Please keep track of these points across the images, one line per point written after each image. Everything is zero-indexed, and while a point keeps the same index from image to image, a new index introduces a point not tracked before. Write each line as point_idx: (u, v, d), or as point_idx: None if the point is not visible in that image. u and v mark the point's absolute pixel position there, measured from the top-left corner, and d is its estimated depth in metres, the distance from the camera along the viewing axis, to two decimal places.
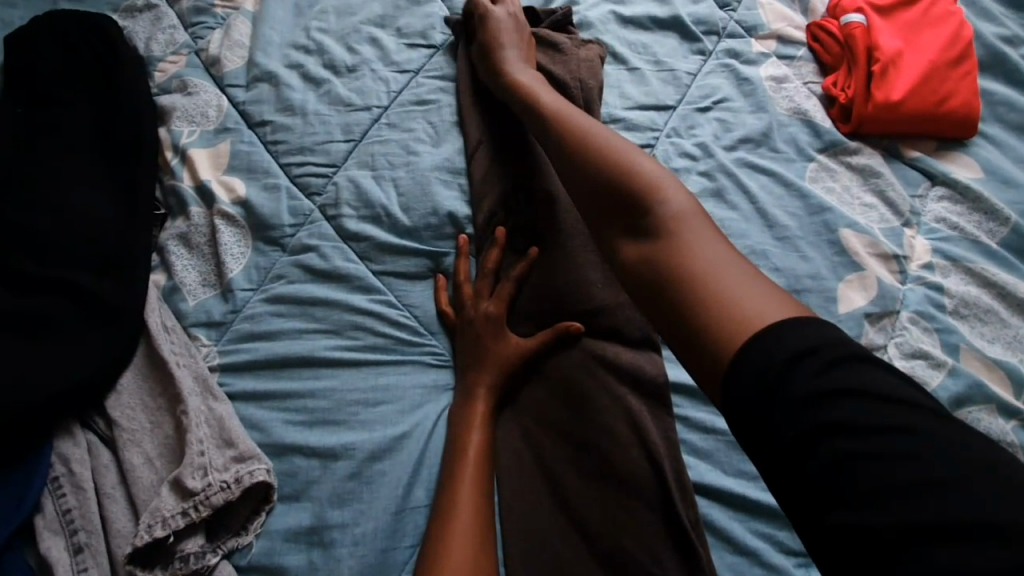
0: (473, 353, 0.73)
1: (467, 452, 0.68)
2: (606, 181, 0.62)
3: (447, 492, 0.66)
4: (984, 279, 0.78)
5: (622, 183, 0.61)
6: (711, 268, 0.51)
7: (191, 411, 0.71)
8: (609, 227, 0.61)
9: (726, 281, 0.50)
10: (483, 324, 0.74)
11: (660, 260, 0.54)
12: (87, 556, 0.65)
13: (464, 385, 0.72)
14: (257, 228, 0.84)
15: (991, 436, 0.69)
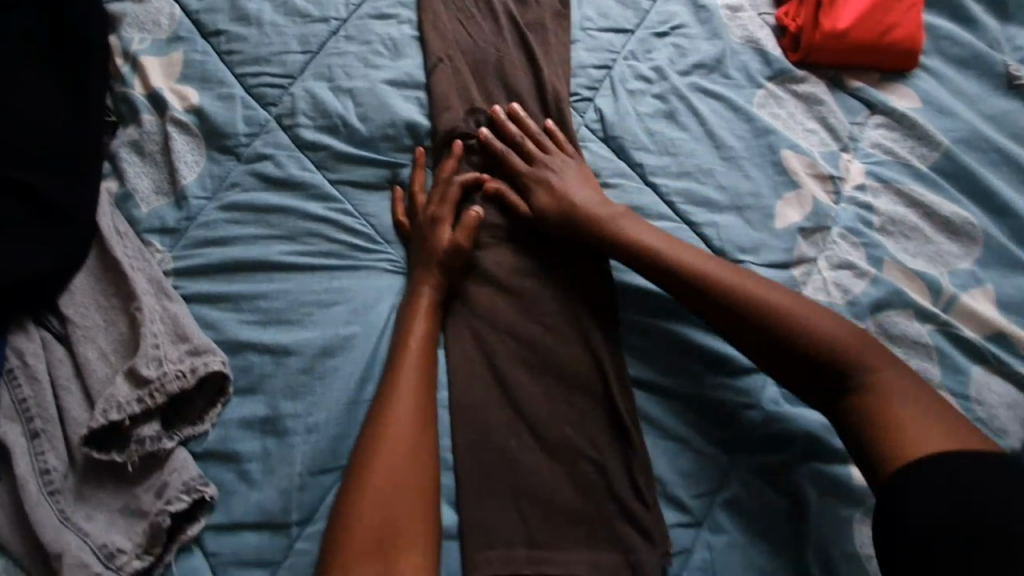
0: (422, 257, 0.76)
1: (410, 342, 0.71)
2: (782, 322, 0.68)
3: (390, 377, 0.69)
4: (912, 200, 0.83)
5: (800, 328, 0.67)
6: (890, 399, 0.63)
7: (146, 308, 0.72)
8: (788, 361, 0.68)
9: (907, 414, 0.61)
10: (432, 225, 0.77)
11: (862, 399, 0.64)
12: (43, 441, 0.66)
13: (411, 284, 0.76)
14: (212, 138, 0.83)
15: (908, 337, 0.75)
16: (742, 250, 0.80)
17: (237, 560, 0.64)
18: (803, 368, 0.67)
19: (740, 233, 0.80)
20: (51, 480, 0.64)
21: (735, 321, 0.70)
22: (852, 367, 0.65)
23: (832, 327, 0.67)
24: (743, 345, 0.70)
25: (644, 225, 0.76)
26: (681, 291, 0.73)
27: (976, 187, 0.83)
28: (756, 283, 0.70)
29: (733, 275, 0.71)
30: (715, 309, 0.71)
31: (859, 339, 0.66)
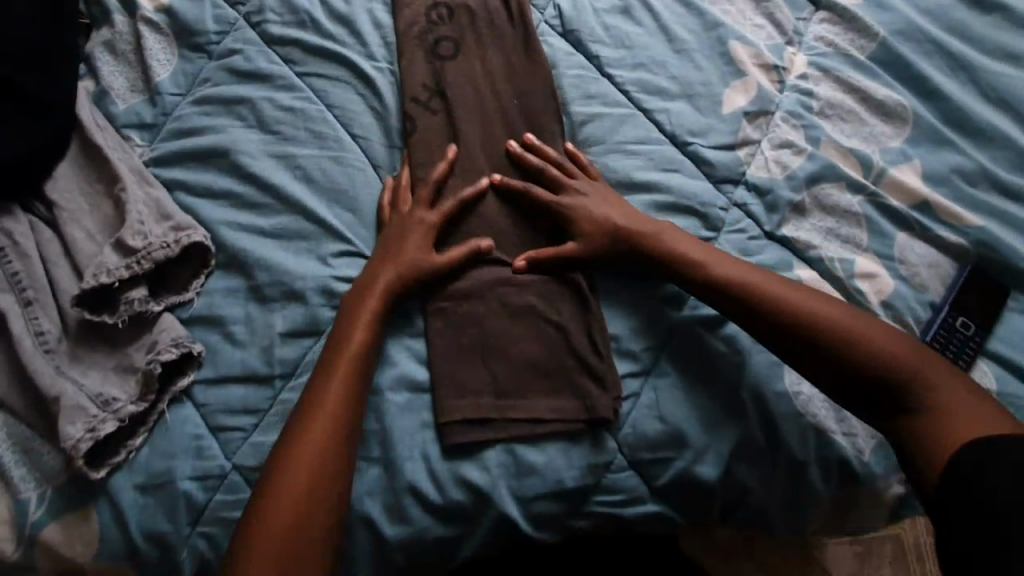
0: (392, 238, 0.74)
1: (359, 317, 0.70)
2: (835, 335, 0.68)
3: (345, 318, 0.71)
4: (850, 87, 0.88)
5: (854, 344, 0.67)
6: (954, 412, 0.62)
7: (129, 190, 0.76)
8: (845, 381, 0.67)
9: (955, 416, 0.62)
10: (409, 225, 0.75)
11: (920, 409, 0.64)
12: (37, 308, 0.71)
13: (370, 270, 0.73)
14: (182, 36, 0.86)
15: (840, 207, 0.82)
16: (691, 134, 0.84)
17: (225, 409, 0.70)
18: (860, 390, 0.67)
19: (690, 119, 0.85)
20: (46, 338, 0.69)
21: (793, 346, 0.69)
22: (912, 384, 0.65)
23: (889, 344, 0.67)
24: (799, 367, 0.69)
25: (689, 243, 0.75)
26: (727, 313, 0.72)
27: (908, 73, 0.89)
28: (812, 304, 0.70)
29: (787, 295, 0.70)
30: (773, 336, 0.70)
31: (919, 357, 0.66)
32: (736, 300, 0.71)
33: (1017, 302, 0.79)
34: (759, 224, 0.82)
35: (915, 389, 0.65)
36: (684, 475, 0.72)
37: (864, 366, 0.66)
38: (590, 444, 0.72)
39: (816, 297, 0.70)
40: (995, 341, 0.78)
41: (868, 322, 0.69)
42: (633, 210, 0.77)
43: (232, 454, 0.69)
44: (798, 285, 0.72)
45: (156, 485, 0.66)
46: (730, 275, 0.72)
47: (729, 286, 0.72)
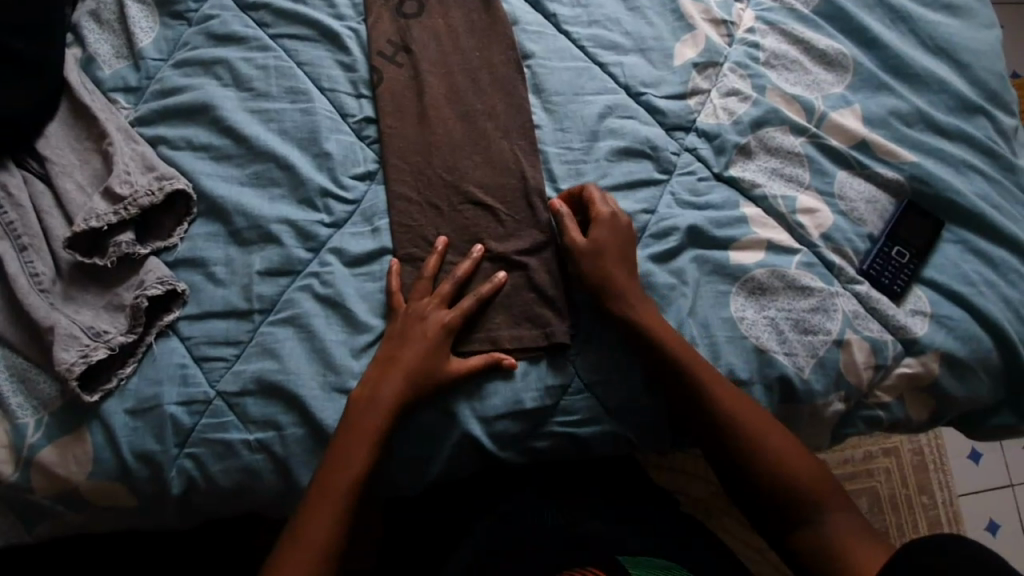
0: (413, 324, 0.75)
1: (387, 391, 0.72)
2: (760, 451, 0.73)
3: (371, 389, 0.72)
4: (795, 38, 0.93)
5: (773, 460, 0.73)
6: (842, 536, 0.69)
7: (116, 144, 0.81)
8: (760, 496, 0.73)
9: (840, 534, 0.70)
10: (432, 327, 0.75)
11: (817, 528, 0.71)
12: (32, 253, 0.76)
13: (378, 369, 0.74)
14: (163, 4, 0.91)
15: (784, 149, 0.87)
16: (643, 84, 0.89)
17: (208, 341, 0.75)
18: (768, 504, 0.73)
19: (643, 71, 0.90)
20: (40, 279, 0.75)
21: (720, 450, 0.75)
22: (808, 502, 0.72)
23: (798, 461, 0.73)
24: (724, 470, 0.75)
25: (672, 342, 0.75)
26: (677, 407, 0.76)
27: (850, 24, 0.94)
28: (749, 417, 0.74)
29: (728, 406, 0.74)
30: (705, 440, 0.75)
31: (819, 481, 0.73)
32: (689, 402, 0.75)
33: (951, 233, 0.85)
34: (709, 167, 0.87)
35: (813, 509, 0.71)
36: (634, 395, 0.78)
37: (778, 481, 0.72)
38: (546, 366, 0.78)
39: (754, 412, 0.74)
40: (930, 269, 0.83)
41: (790, 439, 0.74)
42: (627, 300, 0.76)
43: (216, 382, 0.74)
44: (744, 398, 0.75)
45: (146, 409, 0.72)
46: (696, 383, 0.74)
47: (689, 395, 0.74)
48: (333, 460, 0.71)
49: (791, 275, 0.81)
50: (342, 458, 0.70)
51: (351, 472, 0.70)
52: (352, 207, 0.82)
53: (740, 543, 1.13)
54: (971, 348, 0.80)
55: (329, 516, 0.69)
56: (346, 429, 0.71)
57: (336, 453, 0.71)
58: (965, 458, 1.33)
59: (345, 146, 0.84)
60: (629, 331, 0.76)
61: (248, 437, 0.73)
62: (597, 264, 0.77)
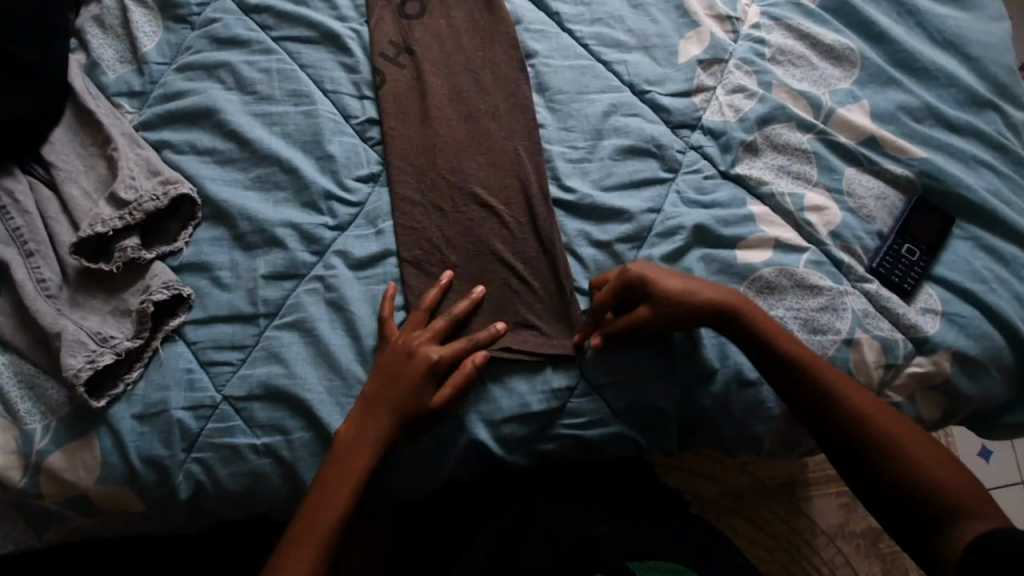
0: (399, 359, 0.73)
1: (378, 422, 0.72)
2: (875, 428, 0.72)
3: (365, 406, 0.72)
4: (801, 34, 0.92)
5: (886, 437, 0.72)
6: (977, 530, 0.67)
7: (120, 149, 0.81)
8: (878, 473, 0.72)
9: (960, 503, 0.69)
10: (415, 367, 0.73)
11: (942, 500, 0.69)
12: (39, 260, 0.76)
13: (367, 403, 0.72)
14: (165, 8, 0.91)
15: (791, 146, 0.86)
16: (648, 82, 0.89)
17: (215, 345, 0.75)
18: (884, 482, 0.72)
19: (647, 68, 0.89)
20: (47, 285, 0.75)
21: (843, 446, 0.73)
22: (929, 480, 0.70)
23: (925, 456, 0.72)
24: (837, 451, 0.74)
25: (790, 344, 0.75)
26: (787, 392, 0.74)
27: (857, 18, 0.93)
28: (877, 413, 0.73)
29: (839, 388, 0.73)
30: (831, 436, 0.74)
31: (953, 475, 0.71)
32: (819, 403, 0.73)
33: (961, 229, 0.83)
34: (715, 165, 0.86)
35: (935, 484, 0.70)
36: (639, 400, 0.77)
37: (893, 457, 0.71)
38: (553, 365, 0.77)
39: (861, 393, 0.74)
40: (941, 266, 0.82)
41: (917, 432, 0.73)
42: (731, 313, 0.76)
43: (222, 387, 0.74)
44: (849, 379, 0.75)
45: (154, 414, 0.72)
46: (817, 380, 0.73)
47: (808, 389, 0.73)
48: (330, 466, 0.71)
49: (800, 274, 0.80)
50: (342, 463, 0.71)
51: (347, 475, 0.71)
52: (356, 209, 0.82)
53: (749, 544, 1.11)
54: (983, 346, 0.79)
55: (327, 521, 0.70)
56: (343, 436, 0.72)
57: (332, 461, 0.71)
58: (977, 456, 1.32)
59: (348, 147, 0.84)
60: (728, 330, 0.75)
61: (255, 442, 0.73)
62: (687, 282, 0.77)
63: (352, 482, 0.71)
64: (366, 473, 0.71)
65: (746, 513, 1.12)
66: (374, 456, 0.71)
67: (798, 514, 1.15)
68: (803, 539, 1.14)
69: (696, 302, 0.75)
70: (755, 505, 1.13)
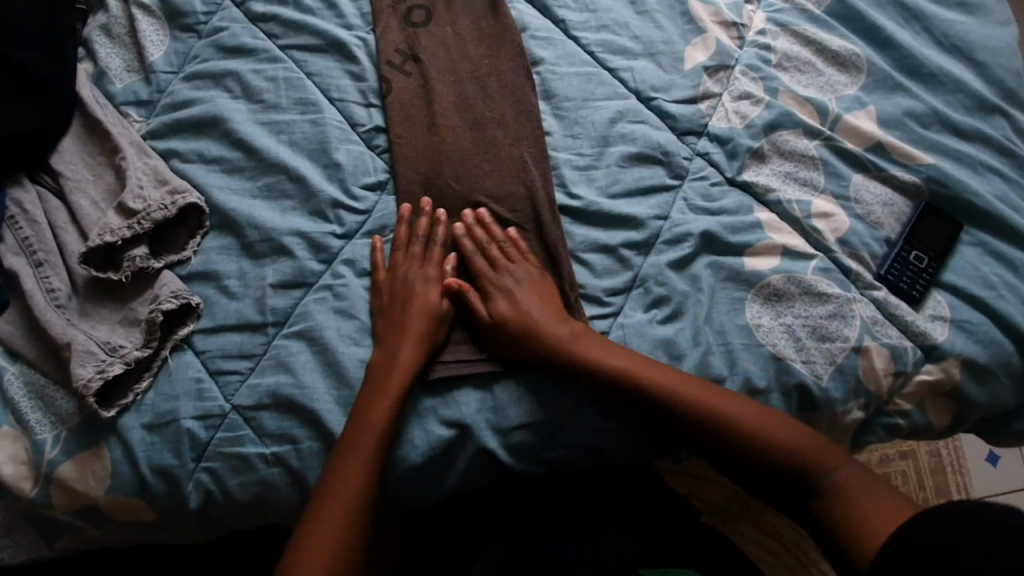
0: (400, 320, 0.75)
1: (380, 404, 0.71)
2: (743, 438, 0.72)
3: (365, 401, 0.72)
4: (807, 40, 0.92)
5: (758, 444, 0.72)
6: (854, 495, 0.69)
7: (129, 158, 0.82)
8: (770, 481, 0.72)
9: (854, 497, 0.68)
10: (417, 282, 0.77)
11: (836, 496, 0.69)
12: (48, 269, 0.77)
13: (371, 387, 0.72)
14: (173, 17, 0.91)
15: (798, 153, 0.86)
16: (655, 89, 0.89)
17: (223, 354, 0.76)
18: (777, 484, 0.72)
19: (653, 75, 0.89)
20: (57, 295, 0.75)
21: (729, 459, 0.73)
22: (814, 475, 0.70)
23: (790, 433, 0.72)
24: (724, 462, 0.74)
25: (605, 356, 0.75)
26: (649, 409, 0.74)
27: (863, 24, 0.93)
28: (745, 420, 0.72)
29: (693, 404, 0.73)
30: (709, 450, 0.74)
31: (833, 462, 0.71)
32: (647, 404, 0.74)
33: (969, 235, 0.83)
34: (721, 172, 0.86)
35: (816, 477, 0.70)
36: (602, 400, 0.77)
37: (774, 463, 0.71)
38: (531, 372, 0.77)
39: (722, 400, 0.73)
40: (949, 272, 0.82)
41: (787, 427, 0.72)
42: (565, 322, 0.77)
43: (231, 396, 0.74)
44: (706, 389, 0.74)
45: (163, 424, 0.73)
46: (664, 394, 0.73)
47: (661, 406, 0.73)
48: (335, 468, 0.70)
49: (807, 281, 0.80)
50: (345, 468, 0.70)
51: (354, 481, 0.69)
52: (363, 217, 0.82)
53: (757, 548, 1.11)
54: (991, 353, 0.79)
55: (338, 533, 0.68)
56: (347, 440, 0.70)
57: (335, 464, 0.70)
58: (984, 460, 1.31)
59: (355, 155, 0.84)
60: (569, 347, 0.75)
61: (264, 451, 0.73)
62: (511, 279, 0.79)
63: (359, 488, 0.69)
64: (373, 476, 0.70)
65: (754, 518, 1.12)
66: (378, 460, 0.70)
67: None
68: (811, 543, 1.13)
69: (539, 316, 0.77)
70: (763, 511, 1.13)
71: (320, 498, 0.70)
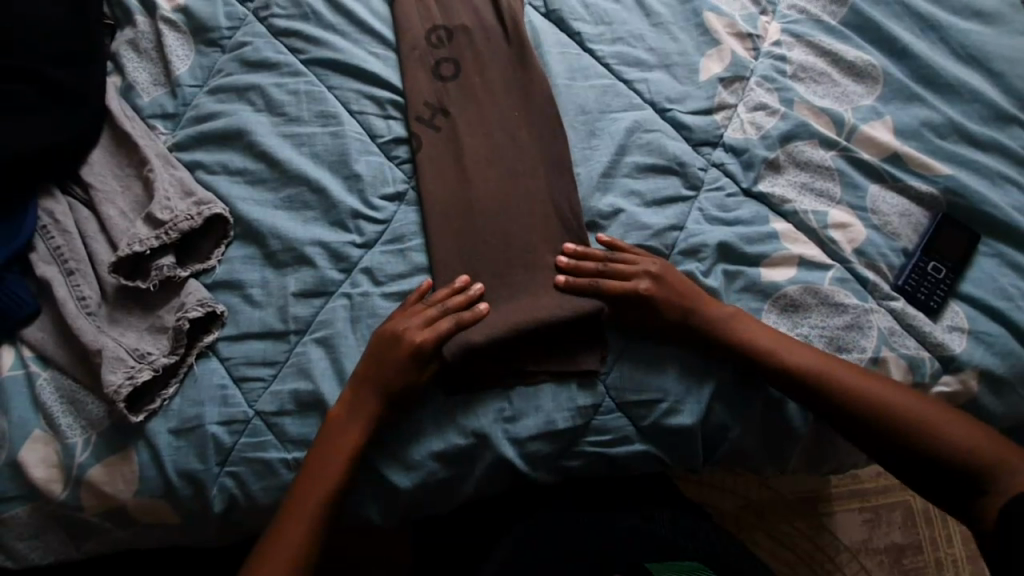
0: (383, 368, 0.74)
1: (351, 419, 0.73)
2: (916, 429, 0.73)
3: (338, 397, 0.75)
4: (822, 50, 0.92)
5: (930, 438, 0.73)
6: (1017, 485, 0.71)
7: (156, 170, 0.84)
8: (934, 473, 0.74)
9: (1011, 487, 0.71)
10: (402, 350, 0.74)
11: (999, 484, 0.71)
12: (79, 278, 0.79)
13: (342, 406, 0.74)
14: (197, 32, 0.94)
15: (814, 163, 0.86)
16: (669, 101, 0.89)
17: (247, 361, 0.77)
18: (941, 474, 0.74)
19: (668, 87, 0.90)
20: (87, 303, 0.78)
21: (898, 451, 0.74)
22: (979, 468, 0.72)
23: (962, 430, 0.73)
24: (891, 454, 0.75)
25: (784, 350, 0.76)
26: (830, 404, 0.74)
27: (878, 35, 0.93)
28: (919, 413, 0.73)
29: (876, 402, 0.73)
30: (879, 442, 0.74)
31: (997, 452, 0.73)
32: (819, 399, 0.74)
33: (986, 246, 0.83)
34: (738, 182, 0.86)
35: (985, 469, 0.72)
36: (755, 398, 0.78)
37: (942, 456, 0.73)
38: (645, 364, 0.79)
39: (900, 395, 0.74)
40: (966, 283, 0.81)
41: (958, 421, 0.74)
42: (731, 312, 0.78)
43: (254, 402, 0.76)
44: (886, 384, 0.75)
45: (189, 429, 0.74)
46: (841, 390, 0.74)
47: (842, 403, 0.74)
48: (338, 471, 0.72)
49: (824, 291, 0.80)
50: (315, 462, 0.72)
51: (320, 476, 0.72)
52: (382, 227, 0.83)
53: (772, 558, 1.11)
54: (1010, 364, 0.78)
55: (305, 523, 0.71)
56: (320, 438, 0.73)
57: (339, 469, 0.72)
58: None
59: (375, 167, 0.85)
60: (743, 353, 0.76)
61: (286, 456, 0.75)
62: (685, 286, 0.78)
63: (326, 484, 0.72)
64: (337, 472, 0.72)
65: (769, 527, 1.13)
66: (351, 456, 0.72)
67: (821, 530, 1.13)
68: (826, 554, 1.12)
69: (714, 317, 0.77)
70: (779, 521, 1.13)
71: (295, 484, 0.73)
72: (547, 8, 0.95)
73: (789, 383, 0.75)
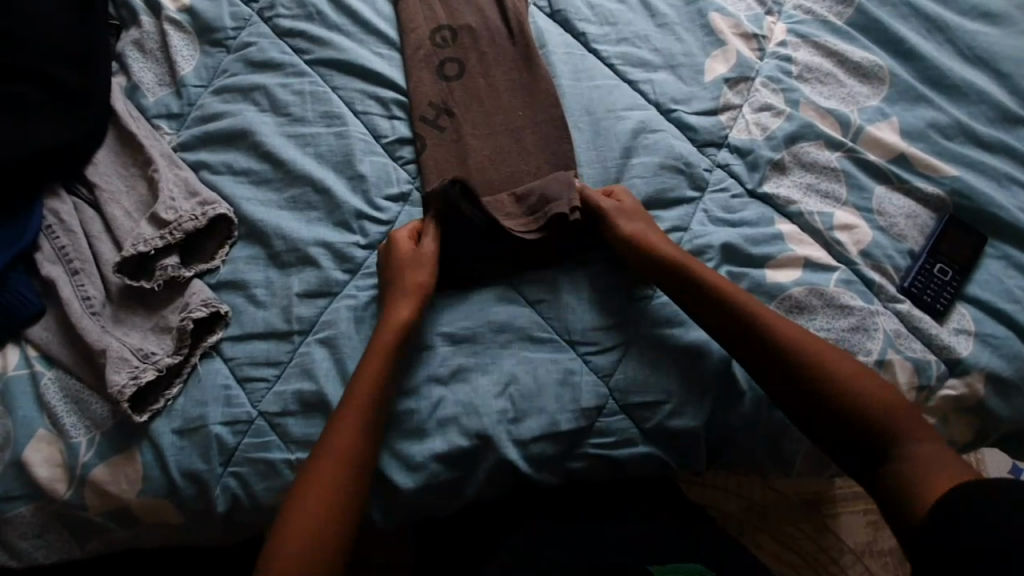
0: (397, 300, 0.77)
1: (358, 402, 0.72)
2: (834, 387, 0.69)
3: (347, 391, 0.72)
4: (828, 51, 0.92)
5: (850, 400, 0.68)
6: (932, 469, 0.63)
7: (161, 170, 0.84)
8: (848, 444, 0.68)
9: (925, 468, 0.63)
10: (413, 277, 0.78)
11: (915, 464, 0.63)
12: (83, 277, 0.79)
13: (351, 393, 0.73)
14: (203, 32, 0.94)
15: (820, 164, 0.86)
16: (674, 101, 0.89)
17: (251, 361, 0.77)
18: (859, 447, 0.67)
19: (673, 87, 0.90)
20: (91, 302, 0.78)
21: (819, 413, 0.70)
22: (897, 443, 0.65)
23: (888, 401, 0.68)
24: (810, 416, 0.70)
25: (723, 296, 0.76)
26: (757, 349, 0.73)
27: (885, 36, 0.92)
28: (848, 374, 0.70)
29: (802, 352, 0.71)
30: (799, 400, 0.71)
31: (923, 433, 0.66)
32: (751, 343, 0.73)
33: (993, 248, 0.82)
34: (742, 183, 0.86)
35: (900, 446, 0.65)
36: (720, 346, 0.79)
37: (859, 424, 0.67)
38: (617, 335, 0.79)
39: (833, 353, 0.72)
40: (973, 285, 0.81)
41: (885, 392, 0.69)
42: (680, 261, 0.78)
43: (258, 403, 0.76)
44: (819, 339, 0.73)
45: (192, 429, 0.75)
46: (773, 335, 0.73)
47: (771, 348, 0.72)
48: (350, 468, 0.70)
49: (829, 293, 0.80)
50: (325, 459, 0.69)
51: (332, 473, 0.69)
52: (386, 227, 0.83)
53: (776, 560, 1.10)
54: (1017, 367, 0.78)
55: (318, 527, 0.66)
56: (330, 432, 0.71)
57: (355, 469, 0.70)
58: None
59: (379, 167, 0.85)
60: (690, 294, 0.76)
61: (289, 457, 0.75)
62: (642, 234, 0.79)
63: (337, 482, 0.68)
64: (346, 471, 0.69)
65: (773, 529, 1.12)
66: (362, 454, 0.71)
67: (824, 531, 1.13)
68: (830, 556, 1.12)
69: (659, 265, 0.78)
70: (783, 523, 1.12)
71: (301, 488, 0.69)
72: (553, 8, 0.95)
73: (724, 326, 0.75)
